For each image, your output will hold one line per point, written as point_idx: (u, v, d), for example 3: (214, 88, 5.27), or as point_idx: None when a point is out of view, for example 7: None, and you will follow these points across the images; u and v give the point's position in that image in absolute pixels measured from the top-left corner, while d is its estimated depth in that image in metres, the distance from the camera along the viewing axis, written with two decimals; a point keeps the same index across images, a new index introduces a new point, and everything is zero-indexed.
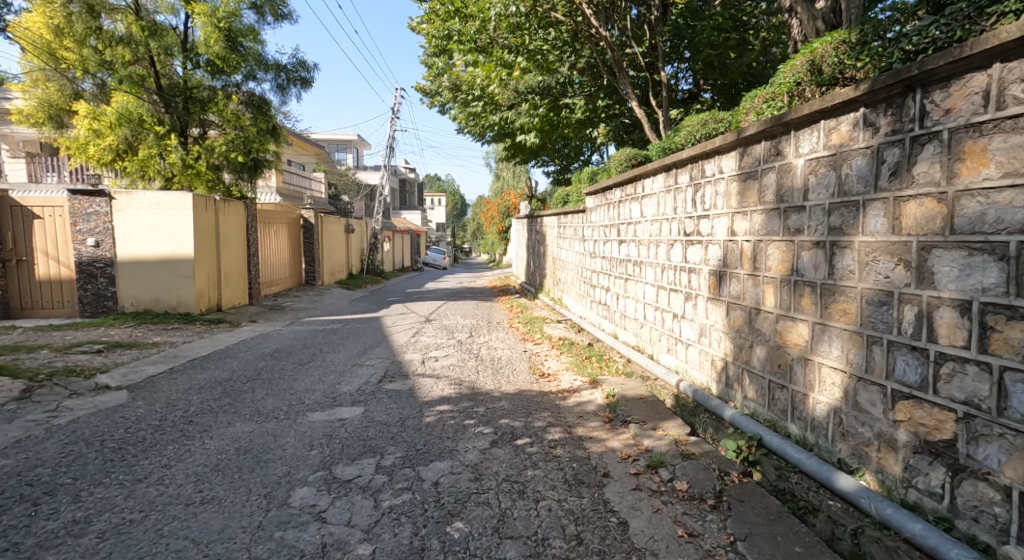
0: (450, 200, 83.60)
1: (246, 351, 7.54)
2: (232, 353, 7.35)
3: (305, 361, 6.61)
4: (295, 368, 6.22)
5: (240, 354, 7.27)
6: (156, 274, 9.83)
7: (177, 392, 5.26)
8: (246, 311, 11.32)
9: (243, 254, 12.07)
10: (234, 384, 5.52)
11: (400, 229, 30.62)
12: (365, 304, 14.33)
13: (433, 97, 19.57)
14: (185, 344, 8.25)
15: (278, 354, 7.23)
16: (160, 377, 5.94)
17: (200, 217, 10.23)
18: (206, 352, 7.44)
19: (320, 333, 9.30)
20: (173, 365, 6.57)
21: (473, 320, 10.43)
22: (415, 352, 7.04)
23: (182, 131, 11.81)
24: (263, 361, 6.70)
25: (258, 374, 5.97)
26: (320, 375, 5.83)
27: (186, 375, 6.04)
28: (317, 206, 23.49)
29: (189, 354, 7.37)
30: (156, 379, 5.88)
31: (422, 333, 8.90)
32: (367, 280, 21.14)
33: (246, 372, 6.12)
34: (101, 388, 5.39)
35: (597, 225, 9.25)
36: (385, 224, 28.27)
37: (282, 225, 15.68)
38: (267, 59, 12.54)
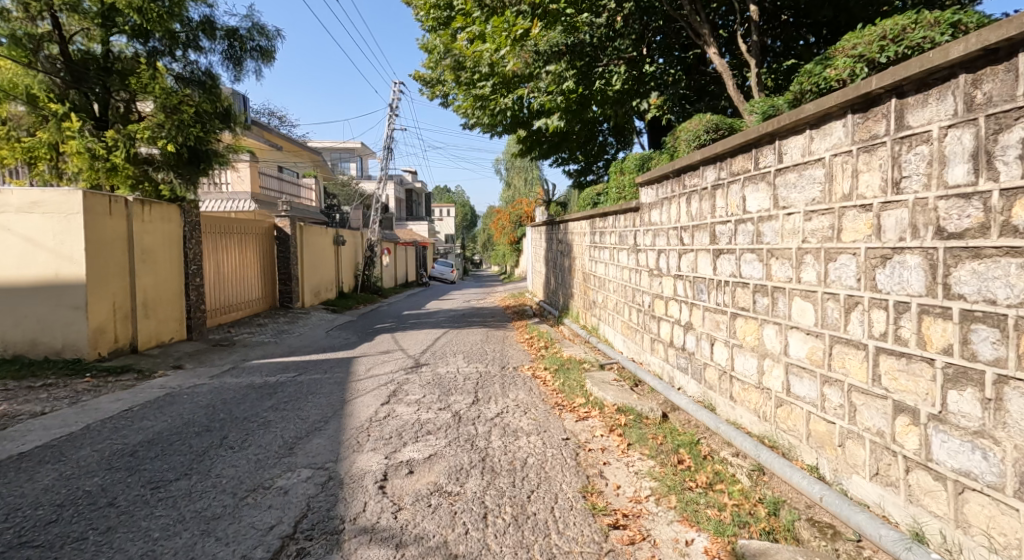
0: (460, 212, 81.13)
1: (110, 436, 4.65)
2: (81, 443, 4.46)
3: (172, 473, 3.69)
4: (139, 499, 3.31)
5: (92, 444, 4.39)
6: (31, 305, 7.11)
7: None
8: (176, 353, 8.48)
9: (177, 274, 9.28)
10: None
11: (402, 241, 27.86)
12: (346, 334, 11.48)
13: (433, 87, 16.74)
14: (39, 416, 5.40)
15: (147, 447, 4.29)
16: None
17: (100, 223, 7.43)
18: (42, 440, 4.57)
19: (256, 392, 6.42)
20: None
21: (477, 366, 7.47)
22: (374, 449, 4.12)
23: (99, 115, 9.17)
24: (104, 471, 3.79)
25: (53, 520, 3.06)
26: (168, 529, 2.93)
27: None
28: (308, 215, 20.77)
29: (13, 442, 4.50)
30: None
31: (402, 396, 5.97)
32: (359, 300, 18.28)
33: (41, 509, 3.20)
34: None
35: (661, 228, 6.26)
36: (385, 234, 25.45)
37: (248, 237, 12.87)
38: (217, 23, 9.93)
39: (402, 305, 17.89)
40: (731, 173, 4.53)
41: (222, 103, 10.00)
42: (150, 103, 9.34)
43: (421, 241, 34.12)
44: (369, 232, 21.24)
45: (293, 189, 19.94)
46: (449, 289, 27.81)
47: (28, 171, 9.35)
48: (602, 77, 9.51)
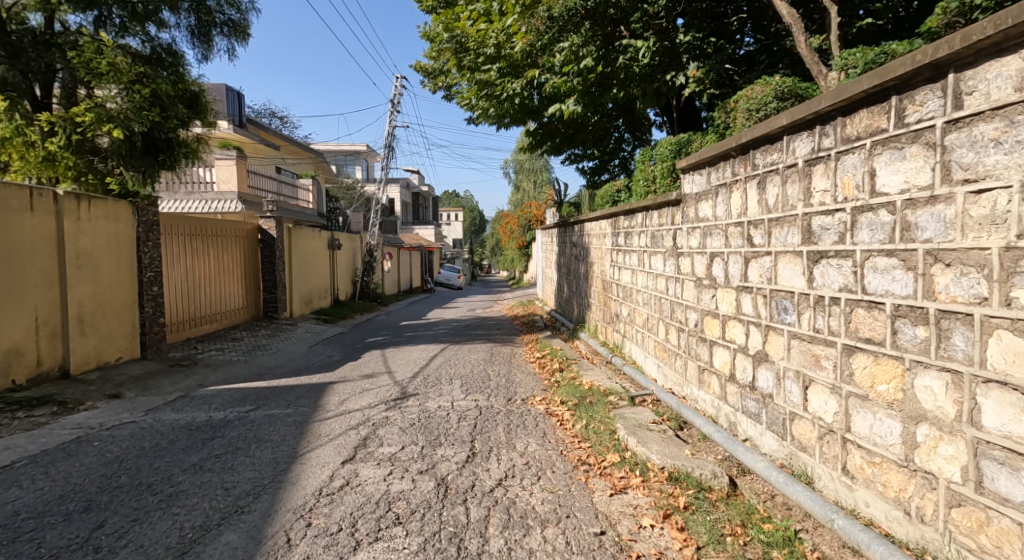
0: (468, 216, 79.88)
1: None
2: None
3: None
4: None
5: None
6: None
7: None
8: (119, 378, 7.15)
9: (127, 282, 7.99)
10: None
11: (406, 246, 26.51)
12: (331, 349, 10.09)
13: (436, 78, 15.28)
14: None
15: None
16: None
17: (15, 222, 6.19)
18: None
19: (190, 436, 5.03)
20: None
21: (475, 400, 6.02)
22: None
23: (43, 97, 7.96)
24: None
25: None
26: None
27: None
28: (307, 219, 19.46)
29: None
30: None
31: (371, 449, 4.55)
32: (356, 308, 16.91)
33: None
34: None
35: (716, 226, 4.76)
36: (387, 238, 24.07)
37: (228, 241, 11.56)
38: None
39: (401, 314, 16.46)
40: (843, 140, 3.06)
41: (187, 86, 8.61)
42: (116, 92, 7.87)
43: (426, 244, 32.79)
44: (368, 236, 19.86)
45: (290, 190, 18.63)
46: (455, 296, 26.37)
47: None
48: (625, 51, 7.97)
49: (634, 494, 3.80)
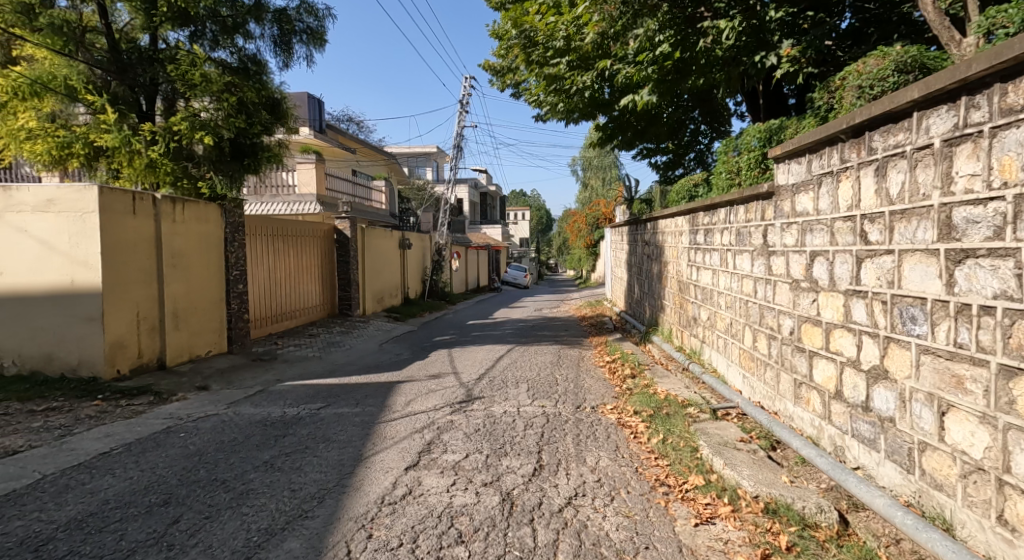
0: (535, 215, 79.67)
1: (46, 504, 3.61)
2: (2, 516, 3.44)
3: None
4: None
5: (12, 520, 3.39)
6: (47, 315, 6.28)
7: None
8: (205, 370, 7.40)
9: (217, 280, 8.25)
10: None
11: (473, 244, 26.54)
12: (399, 347, 10.08)
13: (504, 75, 14.95)
14: (13, 459, 4.39)
15: (66, 538, 3.16)
16: None
17: (118, 222, 6.47)
18: None
19: (264, 432, 5.00)
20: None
21: (542, 406, 5.68)
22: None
23: (148, 110, 8.37)
24: None
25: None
26: None
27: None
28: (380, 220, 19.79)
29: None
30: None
31: (435, 456, 4.31)
32: (425, 306, 17.03)
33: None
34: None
35: (818, 221, 4.18)
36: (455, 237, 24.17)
37: (306, 240, 11.82)
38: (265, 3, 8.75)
39: (468, 313, 16.40)
40: (1004, 112, 2.47)
41: (270, 93, 8.79)
42: (209, 103, 8.25)
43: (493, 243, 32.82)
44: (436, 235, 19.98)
45: (364, 192, 19.02)
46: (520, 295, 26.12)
47: (77, 168, 8.42)
48: (708, 32, 7.36)
49: (723, 527, 3.33)
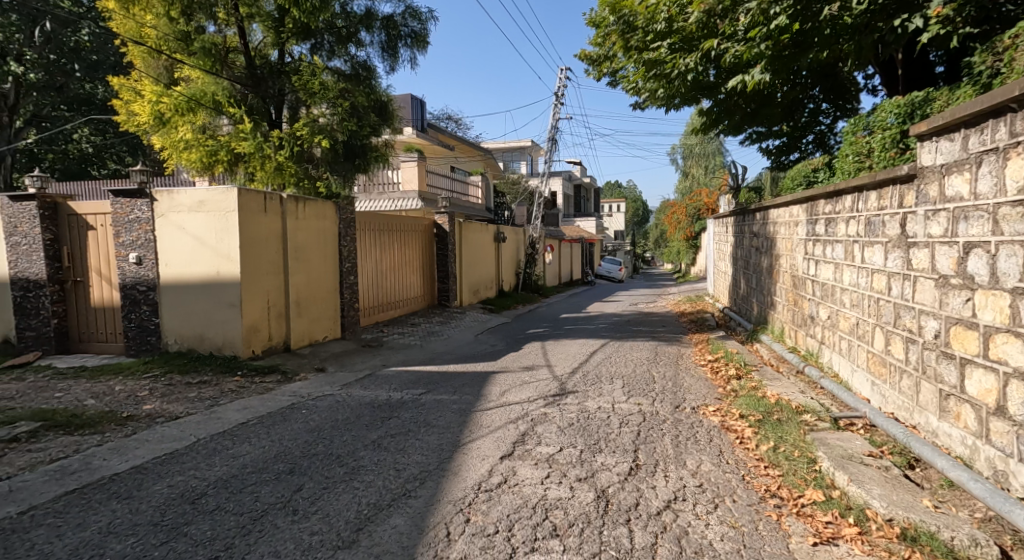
0: (630, 206, 77.59)
1: (198, 464, 4.00)
2: (161, 473, 3.84)
3: (205, 551, 2.82)
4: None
5: (173, 475, 3.80)
6: (199, 302, 7.03)
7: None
8: (322, 353, 7.92)
9: (333, 270, 8.76)
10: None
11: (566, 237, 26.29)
12: (495, 338, 10.18)
13: (600, 65, 14.49)
14: (170, 423, 4.96)
15: (209, 496, 3.46)
16: None
17: (252, 220, 7.08)
18: (148, 457, 4.14)
19: (372, 414, 5.18)
20: (15, 508, 3.36)
21: (637, 403, 5.40)
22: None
23: (277, 118, 8.95)
24: (149, 528, 3.08)
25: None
26: None
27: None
28: (476, 215, 20.11)
29: (118, 458, 4.13)
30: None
31: (529, 448, 4.20)
32: (519, 299, 17.11)
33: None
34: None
35: (976, 206, 3.57)
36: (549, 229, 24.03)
37: (408, 234, 12.24)
38: (375, 11, 9.10)
39: (561, 307, 16.25)
40: None
41: (378, 96, 9.11)
42: (326, 109, 8.80)
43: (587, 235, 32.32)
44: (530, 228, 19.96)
45: (462, 186, 19.44)
46: (615, 288, 25.50)
47: (219, 172, 9.26)
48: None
49: (848, 550, 2.95)
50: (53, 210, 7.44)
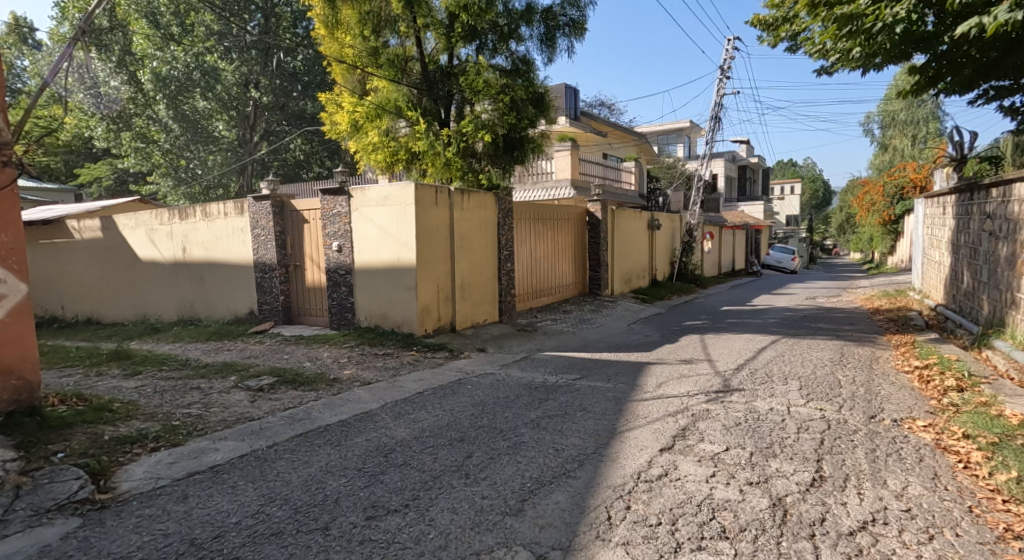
0: (809, 188, 69.67)
1: (388, 423, 4.55)
2: (360, 427, 4.45)
3: (395, 499, 3.21)
4: (347, 532, 2.88)
5: (370, 431, 4.36)
6: (384, 284, 7.91)
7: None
8: (483, 335, 8.43)
9: (494, 258, 9.24)
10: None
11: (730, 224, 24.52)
12: (649, 329, 9.93)
13: (776, 30, 13.05)
14: (364, 387, 5.70)
15: (397, 452, 3.92)
16: (195, 479, 3.58)
17: (426, 213, 7.75)
18: (350, 413, 4.82)
19: (530, 394, 5.41)
20: (263, 442, 4.16)
21: (819, 409, 4.91)
22: (622, 549, 2.74)
23: (446, 117, 9.66)
24: (353, 472, 3.59)
25: (278, 531, 2.91)
26: None
27: (219, 487, 3.45)
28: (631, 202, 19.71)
29: (329, 411, 4.87)
30: (164, 488, 3.48)
31: (691, 443, 4.08)
32: (674, 289, 16.46)
33: (280, 508, 3.15)
34: (74, 503, 3.27)
35: None
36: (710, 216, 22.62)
37: (561, 223, 12.43)
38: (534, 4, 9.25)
39: (723, 298, 15.27)
40: None
41: (535, 89, 9.30)
42: (488, 105, 9.16)
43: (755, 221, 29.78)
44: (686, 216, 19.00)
45: (615, 172, 19.16)
46: (789, 280, 23.17)
47: (400, 170, 10.39)
48: None
49: None
50: (281, 206, 8.83)
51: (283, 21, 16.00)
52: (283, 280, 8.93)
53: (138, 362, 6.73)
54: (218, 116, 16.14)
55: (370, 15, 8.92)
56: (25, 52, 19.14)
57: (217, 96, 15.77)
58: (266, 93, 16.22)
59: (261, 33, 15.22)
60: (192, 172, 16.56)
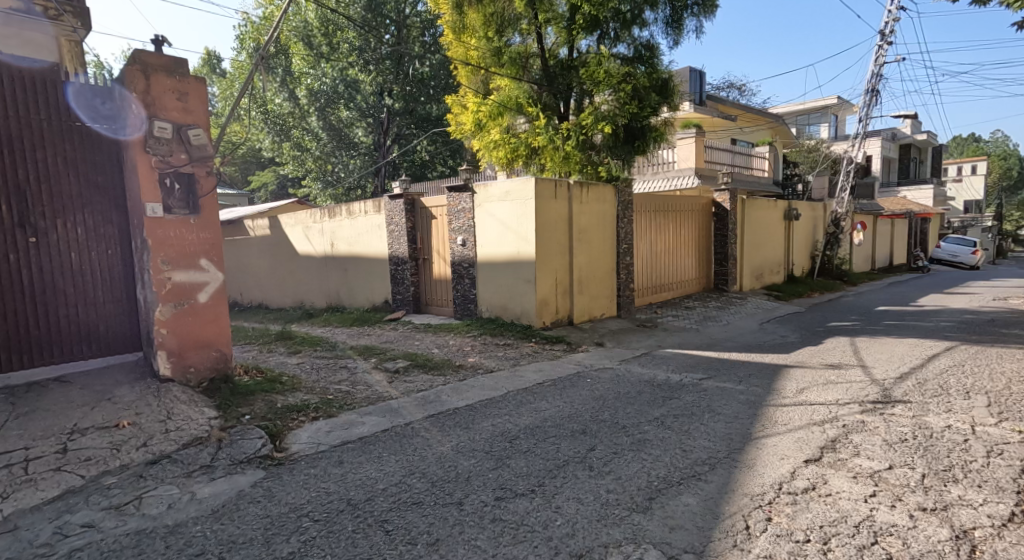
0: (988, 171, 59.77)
1: (511, 411, 4.69)
2: (486, 412, 4.64)
3: (523, 483, 3.31)
4: (480, 509, 3.02)
5: (495, 417, 4.53)
6: (505, 277, 8.13)
7: (258, 523, 2.99)
8: (602, 329, 8.35)
9: (614, 253, 9.09)
10: (342, 526, 2.91)
11: (886, 214, 21.78)
12: (785, 329, 9.18)
13: None
14: (488, 374, 5.92)
15: (523, 439, 4.03)
16: (345, 447, 3.97)
17: (546, 207, 7.84)
18: (475, 399, 5.04)
19: (653, 392, 5.27)
20: (402, 420, 4.50)
21: (1014, 429, 4.17)
22: None
23: (565, 110, 9.70)
24: (481, 454, 3.75)
25: (418, 501, 3.14)
26: (454, 552, 2.67)
27: (367, 456, 3.78)
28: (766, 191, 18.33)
29: (457, 395, 5.13)
30: (323, 452, 3.91)
31: (844, 456, 3.72)
32: (814, 286, 15.04)
33: (419, 481, 3.38)
34: (258, 458, 3.83)
35: None
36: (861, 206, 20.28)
37: (684, 215, 11.92)
38: None
39: (875, 298, 13.61)
40: None
41: (659, 75, 8.96)
42: (608, 95, 9.02)
43: (921, 208, 26.04)
44: (832, 204, 17.18)
45: (745, 160, 17.96)
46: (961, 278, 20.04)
47: (519, 166, 10.66)
48: None
49: None
50: (412, 204, 9.43)
51: (413, 31, 16.94)
52: (414, 272, 9.52)
53: (295, 342, 7.59)
54: (358, 123, 17.60)
55: (494, 16, 9.27)
56: (212, 79, 22.41)
57: (357, 105, 17.20)
58: (397, 100, 17.30)
59: (395, 44, 16.27)
60: (337, 176, 18.47)
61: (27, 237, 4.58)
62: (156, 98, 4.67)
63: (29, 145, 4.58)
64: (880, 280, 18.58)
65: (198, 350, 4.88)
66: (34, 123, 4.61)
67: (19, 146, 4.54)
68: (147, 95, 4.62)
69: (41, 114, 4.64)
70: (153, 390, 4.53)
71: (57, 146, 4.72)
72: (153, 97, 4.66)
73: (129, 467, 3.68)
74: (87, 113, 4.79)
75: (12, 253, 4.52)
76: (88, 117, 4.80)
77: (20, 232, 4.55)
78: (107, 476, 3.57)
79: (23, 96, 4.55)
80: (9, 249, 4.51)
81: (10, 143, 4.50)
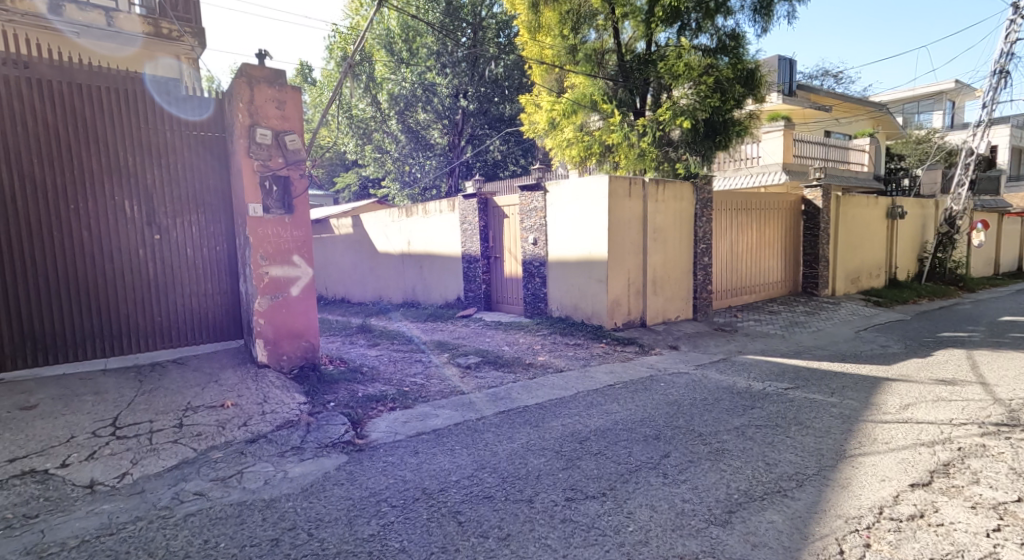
0: None
1: (582, 412, 4.64)
2: (556, 412, 4.63)
3: (596, 486, 3.27)
4: (551, 509, 3.02)
5: (565, 417, 4.50)
6: (576, 277, 8.07)
7: (342, 504, 3.14)
8: (678, 332, 8.09)
9: (691, 254, 8.78)
10: (418, 514, 3.00)
11: (1009, 214, 19.53)
12: (884, 339, 8.48)
13: None
14: (558, 374, 5.91)
15: (596, 441, 3.97)
16: (421, 438, 4.09)
17: (620, 206, 7.72)
18: (545, 398, 5.04)
19: (733, 400, 5.05)
20: (474, 414, 4.58)
21: None
22: None
23: (642, 106, 9.52)
24: (553, 454, 3.75)
25: (490, 495, 3.19)
26: (529, 550, 2.68)
27: (441, 448, 3.88)
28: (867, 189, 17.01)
29: (528, 394, 5.15)
30: (401, 441, 4.05)
31: (959, 484, 3.40)
32: (919, 292, 13.79)
33: (491, 476, 3.43)
34: (342, 442, 4.01)
35: None
36: (981, 204, 18.33)
37: (768, 215, 11.33)
38: None
39: (995, 307, 12.28)
40: None
41: (745, 65, 8.57)
42: (688, 89, 8.72)
43: None
44: (946, 200, 15.68)
45: (840, 154, 16.77)
46: None
47: (592, 164, 10.59)
48: None
49: None
50: (485, 203, 9.59)
51: (489, 32, 17.13)
52: (485, 270, 9.66)
53: (374, 335, 7.93)
54: (434, 125, 18.15)
55: (570, 14, 9.24)
56: (304, 87, 23.66)
57: (434, 108, 17.73)
58: (473, 101, 17.53)
59: (472, 46, 16.47)
60: (414, 177, 19.34)
61: (152, 234, 5.05)
62: (259, 107, 5.00)
63: (155, 152, 5.04)
64: (1001, 287, 16.73)
65: (291, 341, 5.19)
66: (159, 131, 5.06)
67: (146, 153, 5.00)
68: (252, 105, 4.95)
69: (165, 123, 5.09)
70: (252, 375, 4.90)
71: (179, 151, 5.16)
72: (256, 107, 4.98)
73: (232, 443, 3.97)
74: (161, 100, 5.07)
75: (140, 249, 4.99)
76: (167, 105, 5.10)
77: (147, 230, 5.02)
78: (214, 451, 3.88)
79: (149, 108, 5.00)
80: (138, 245, 4.99)
81: (139, 150, 4.97)
